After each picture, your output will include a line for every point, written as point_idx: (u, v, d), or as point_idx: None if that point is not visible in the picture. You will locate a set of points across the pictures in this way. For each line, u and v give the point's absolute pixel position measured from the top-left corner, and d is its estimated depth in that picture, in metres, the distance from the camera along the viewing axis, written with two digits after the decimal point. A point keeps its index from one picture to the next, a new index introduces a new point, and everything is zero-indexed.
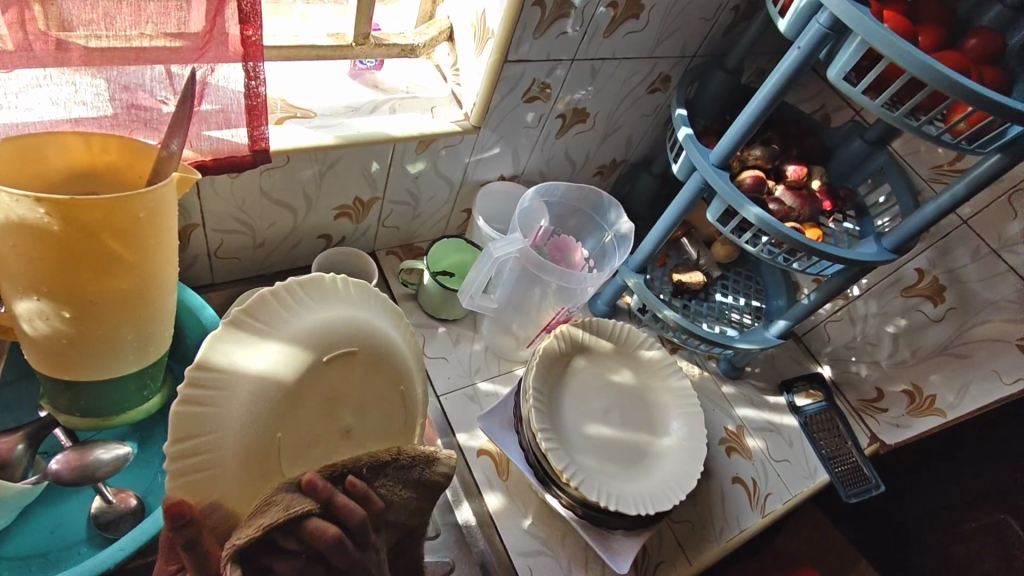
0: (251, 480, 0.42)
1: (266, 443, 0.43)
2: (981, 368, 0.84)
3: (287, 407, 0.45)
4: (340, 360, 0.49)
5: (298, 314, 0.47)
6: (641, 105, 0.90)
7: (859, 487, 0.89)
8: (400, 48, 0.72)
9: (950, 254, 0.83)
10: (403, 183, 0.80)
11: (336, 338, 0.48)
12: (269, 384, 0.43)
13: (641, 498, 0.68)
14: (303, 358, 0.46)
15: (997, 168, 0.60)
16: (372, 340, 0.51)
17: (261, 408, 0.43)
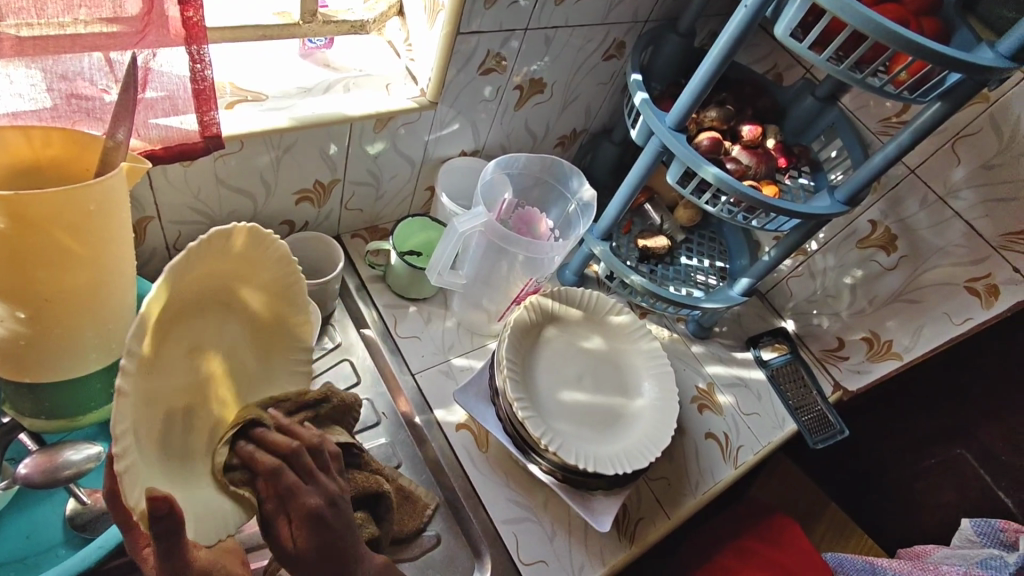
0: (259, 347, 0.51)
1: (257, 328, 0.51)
2: (933, 311, 0.87)
3: (238, 319, 0.49)
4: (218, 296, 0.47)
5: (247, 257, 0.46)
6: (598, 72, 0.90)
7: (825, 434, 0.94)
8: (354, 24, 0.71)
9: (900, 204, 0.86)
10: (363, 163, 0.79)
11: (220, 278, 0.46)
12: (257, 294, 0.49)
13: (617, 458, 0.70)
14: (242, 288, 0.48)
15: (938, 116, 0.62)
16: (174, 306, 0.43)
17: (271, 301, 0.51)
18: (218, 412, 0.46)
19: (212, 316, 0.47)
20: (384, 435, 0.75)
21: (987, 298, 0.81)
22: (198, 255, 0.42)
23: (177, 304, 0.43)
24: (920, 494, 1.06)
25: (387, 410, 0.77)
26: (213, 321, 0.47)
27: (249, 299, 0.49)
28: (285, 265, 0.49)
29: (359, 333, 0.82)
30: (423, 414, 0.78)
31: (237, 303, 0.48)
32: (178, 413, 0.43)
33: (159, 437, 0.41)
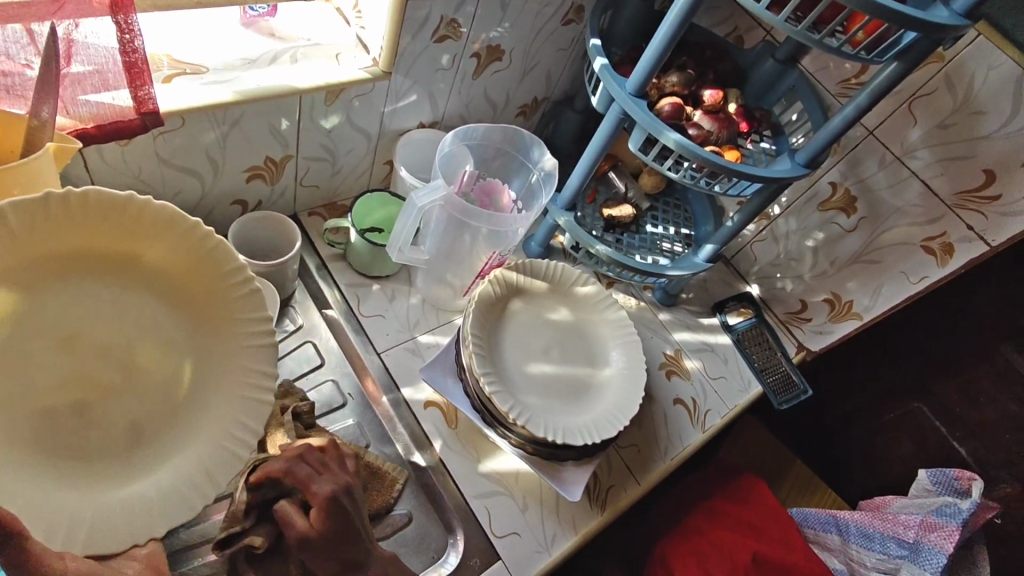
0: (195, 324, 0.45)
1: (182, 301, 0.45)
2: (891, 271, 0.89)
3: (148, 289, 0.44)
4: (105, 268, 0.43)
5: (105, 220, 0.41)
6: (558, 37, 0.88)
7: (790, 394, 0.97)
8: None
9: (859, 166, 0.86)
10: (317, 137, 0.76)
11: (88, 248, 0.42)
12: (159, 255, 0.44)
13: (586, 428, 0.70)
14: (136, 256, 0.43)
15: (895, 77, 0.62)
16: (32, 279, 0.41)
17: (178, 265, 0.44)
18: (131, 398, 0.43)
19: (105, 293, 0.43)
20: (352, 415, 0.74)
21: (942, 256, 0.83)
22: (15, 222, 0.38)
23: (43, 285, 0.41)
24: (881, 446, 1.10)
25: (353, 391, 0.76)
26: (111, 297, 0.43)
27: (148, 264, 0.44)
28: (173, 224, 0.43)
29: (322, 314, 0.80)
30: (390, 393, 0.77)
31: (139, 275, 0.44)
32: (78, 406, 0.42)
33: (38, 438, 0.40)
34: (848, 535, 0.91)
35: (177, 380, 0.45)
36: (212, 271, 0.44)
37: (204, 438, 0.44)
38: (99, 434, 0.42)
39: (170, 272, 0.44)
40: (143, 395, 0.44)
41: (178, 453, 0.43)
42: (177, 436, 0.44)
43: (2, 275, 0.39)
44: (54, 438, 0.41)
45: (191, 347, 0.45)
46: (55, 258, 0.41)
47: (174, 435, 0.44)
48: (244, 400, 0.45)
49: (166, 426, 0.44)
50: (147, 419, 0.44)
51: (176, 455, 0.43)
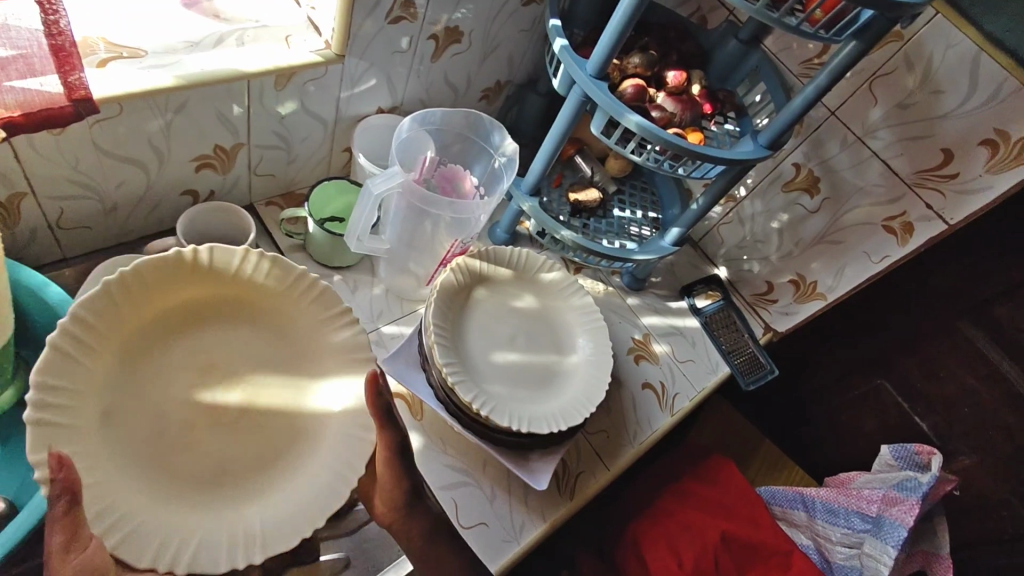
0: (299, 369, 0.50)
1: (291, 351, 0.50)
2: (854, 251, 0.89)
3: (263, 339, 0.50)
4: (221, 319, 0.49)
5: (228, 275, 0.48)
6: (519, 18, 0.85)
7: (756, 375, 0.98)
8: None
9: (822, 146, 0.86)
10: (269, 124, 0.73)
11: (211, 300, 0.48)
12: (275, 308, 0.50)
13: (552, 416, 0.69)
14: (251, 309, 0.49)
15: (854, 55, 0.62)
16: (162, 326, 0.47)
17: (289, 315, 0.50)
18: (241, 439, 0.46)
19: (225, 342, 0.48)
20: None
21: (903, 235, 0.83)
22: (155, 272, 0.46)
23: (170, 335, 0.47)
24: (845, 422, 1.13)
25: None
26: (226, 345, 0.48)
27: (263, 319, 0.50)
28: (282, 275, 0.49)
29: None
30: None
31: (253, 325, 0.49)
32: (191, 430, 0.46)
33: (166, 468, 0.44)
34: (814, 510, 0.93)
35: (288, 419, 0.48)
36: (316, 316, 0.50)
37: (293, 494, 0.45)
38: (206, 467, 0.45)
39: (280, 322, 0.50)
40: (253, 437, 0.47)
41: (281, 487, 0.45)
42: (272, 487, 0.46)
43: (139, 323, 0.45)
44: (180, 471, 0.44)
45: (297, 394, 0.49)
46: (185, 310, 0.48)
47: (281, 472, 0.46)
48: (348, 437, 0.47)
49: (266, 476, 0.46)
50: (251, 459, 0.46)
51: (267, 504, 0.45)
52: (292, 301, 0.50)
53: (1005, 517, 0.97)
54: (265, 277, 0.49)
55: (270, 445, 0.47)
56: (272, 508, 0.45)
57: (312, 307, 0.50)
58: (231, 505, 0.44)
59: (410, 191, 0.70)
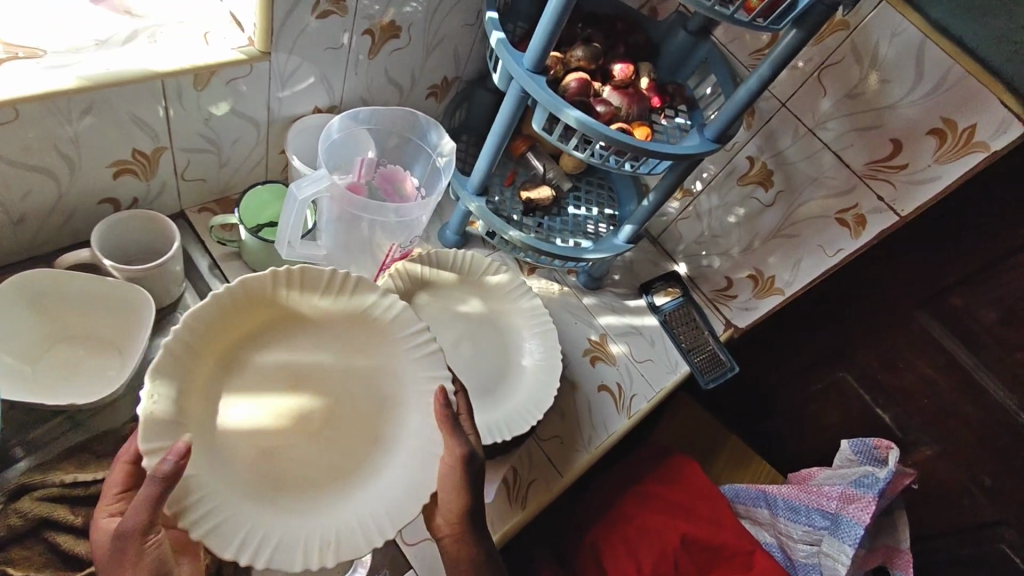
0: (370, 388, 0.54)
1: (361, 367, 0.54)
2: (809, 244, 0.88)
3: (336, 356, 0.54)
4: (302, 334, 0.54)
5: (313, 294, 0.53)
6: (461, 11, 0.82)
7: (716, 372, 0.96)
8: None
9: (774, 139, 0.85)
10: (193, 127, 0.69)
11: (298, 317, 0.53)
12: (355, 327, 0.54)
13: (494, 427, 0.67)
14: (331, 327, 0.54)
15: (795, 44, 0.59)
16: (251, 341, 0.52)
17: (363, 332, 0.54)
18: (319, 445, 0.52)
19: (307, 356, 0.54)
20: None
21: (855, 228, 0.82)
22: (253, 287, 0.51)
23: (258, 348, 0.52)
24: (810, 415, 1.12)
25: None
26: (307, 358, 0.53)
27: (339, 337, 0.54)
28: (362, 296, 0.54)
29: None
30: None
31: (331, 342, 0.54)
32: (282, 435, 0.51)
33: (256, 468, 0.49)
34: (777, 508, 0.92)
35: (361, 429, 0.53)
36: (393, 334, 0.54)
37: (368, 500, 0.50)
38: (293, 471, 0.50)
39: (353, 340, 0.54)
40: (331, 445, 0.52)
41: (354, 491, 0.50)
42: (350, 495, 0.51)
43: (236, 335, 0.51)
44: (268, 471, 0.49)
45: (371, 408, 0.54)
46: (273, 326, 0.53)
47: (354, 475, 0.51)
48: (415, 450, 0.52)
49: (347, 483, 0.51)
50: (328, 461, 0.51)
51: (346, 509, 0.50)
52: (370, 320, 0.54)
53: (962, 510, 0.98)
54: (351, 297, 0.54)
55: (345, 452, 0.52)
56: (348, 513, 0.49)
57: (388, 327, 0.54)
58: (312, 507, 0.49)
59: (341, 195, 0.66)
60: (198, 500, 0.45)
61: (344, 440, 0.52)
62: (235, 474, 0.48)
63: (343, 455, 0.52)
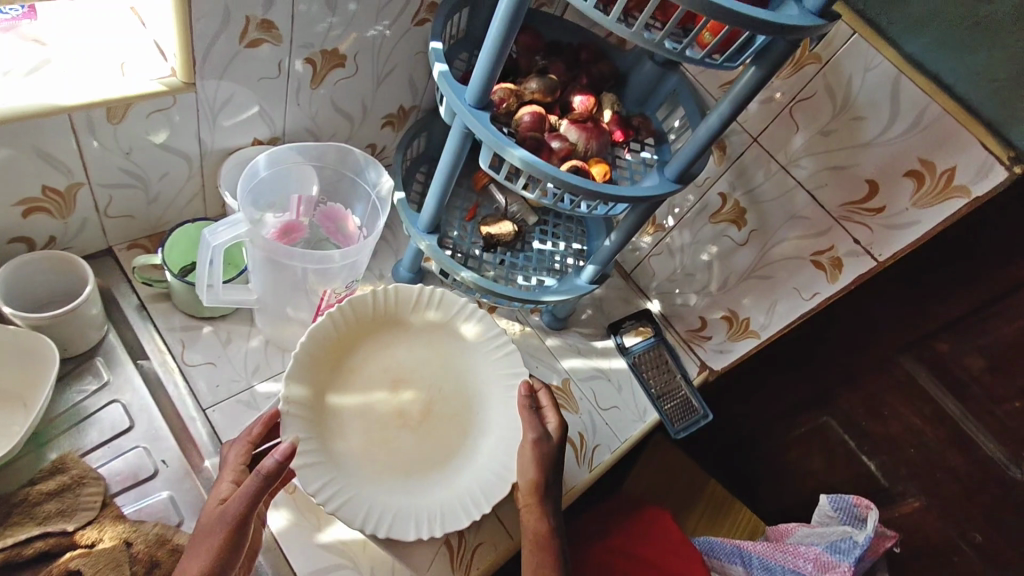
0: (460, 385, 0.70)
1: (446, 365, 0.70)
2: (784, 287, 0.82)
3: (427, 358, 0.70)
4: (401, 338, 0.70)
5: (407, 307, 0.70)
6: (413, 39, 0.77)
7: (688, 421, 0.90)
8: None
9: (745, 175, 0.80)
10: (113, 161, 0.64)
11: (395, 324, 0.70)
12: (442, 330, 0.71)
13: (463, 502, 0.64)
14: (423, 332, 0.71)
15: (755, 83, 0.54)
16: (359, 346, 0.68)
17: (447, 335, 0.71)
18: (421, 437, 0.67)
19: (404, 357, 0.69)
20: (167, 486, 0.64)
21: (831, 271, 0.76)
22: (361, 305, 0.68)
23: (367, 350, 0.68)
24: (793, 460, 1.06)
25: (169, 458, 0.65)
26: (405, 360, 0.69)
27: (427, 337, 0.71)
28: (447, 308, 0.71)
29: (136, 368, 0.69)
30: (215, 458, 0.66)
31: (425, 348, 0.70)
32: (390, 430, 0.66)
33: (377, 449, 0.65)
34: (752, 567, 0.84)
35: (451, 423, 0.68)
36: (475, 338, 0.71)
37: (461, 483, 0.65)
38: (399, 460, 0.65)
39: (441, 343, 0.71)
40: (430, 439, 0.67)
41: (453, 475, 0.66)
42: (451, 476, 0.66)
43: (351, 340, 0.67)
44: (384, 450, 0.65)
45: (456, 406, 0.69)
46: (377, 333, 0.69)
47: (453, 463, 0.67)
48: (500, 439, 0.68)
49: (447, 469, 0.66)
50: (430, 454, 0.66)
51: (447, 491, 0.65)
52: (452, 327, 0.71)
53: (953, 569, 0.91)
54: (436, 310, 0.71)
55: (439, 445, 0.67)
56: (448, 495, 0.65)
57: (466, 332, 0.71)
58: (418, 490, 0.64)
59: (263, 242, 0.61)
60: (319, 486, 0.60)
61: (438, 435, 0.67)
62: (359, 456, 0.64)
63: (439, 449, 0.67)
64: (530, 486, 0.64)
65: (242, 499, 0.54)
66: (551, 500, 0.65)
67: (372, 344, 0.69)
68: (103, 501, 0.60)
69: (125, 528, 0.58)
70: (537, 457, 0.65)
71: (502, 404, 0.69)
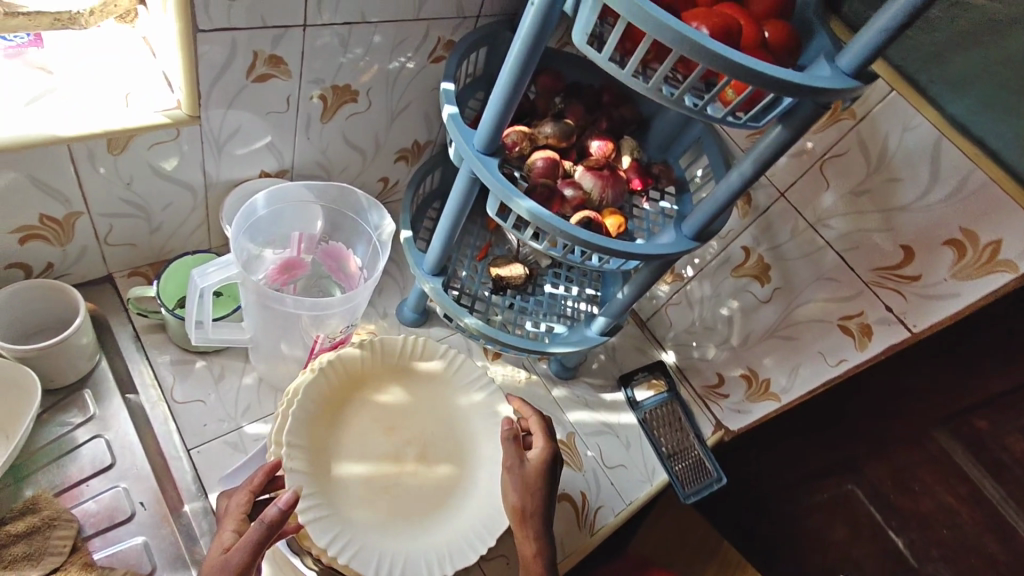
0: (449, 425, 0.66)
1: (433, 408, 0.66)
2: (808, 350, 0.77)
3: (413, 402, 0.66)
4: (388, 386, 0.66)
5: (390, 353, 0.66)
6: (429, 76, 0.75)
7: (699, 484, 0.83)
8: (98, 6, 0.53)
9: (770, 230, 0.76)
10: (113, 191, 0.63)
11: (380, 373, 0.66)
12: (427, 372, 0.67)
13: (467, 539, 0.60)
14: (409, 376, 0.67)
15: (780, 143, 0.51)
16: (346, 400, 0.63)
17: (432, 377, 0.67)
18: (420, 480, 0.63)
19: (392, 403, 0.65)
20: (141, 531, 0.61)
21: (860, 339, 0.71)
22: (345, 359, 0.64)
23: (353, 401, 0.64)
24: (813, 530, 0.99)
25: (147, 500, 0.63)
26: (393, 409, 0.65)
27: (412, 379, 0.67)
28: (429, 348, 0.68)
29: (123, 401, 0.67)
30: (195, 503, 0.64)
31: (411, 393, 0.66)
32: (386, 480, 0.62)
33: (374, 503, 0.60)
34: None
35: (444, 464, 0.64)
36: (458, 376, 0.68)
37: (464, 519, 0.62)
38: (399, 506, 0.61)
39: (428, 382, 0.67)
40: (428, 487, 0.63)
41: (454, 513, 0.62)
42: (451, 515, 0.62)
43: (337, 396, 0.63)
44: (381, 504, 0.60)
45: (446, 446, 0.65)
46: (361, 385, 0.65)
47: (454, 502, 0.63)
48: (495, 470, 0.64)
49: (445, 509, 0.62)
50: (429, 502, 0.62)
51: (448, 530, 0.61)
52: (436, 369, 0.68)
53: None
54: (417, 354, 0.67)
55: (437, 488, 0.63)
56: (451, 534, 0.61)
57: (451, 372, 0.68)
58: (423, 534, 0.60)
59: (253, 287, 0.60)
60: (329, 539, 0.55)
61: (432, 478, 0.63)
62: (360, 510, 0.59)
63: (437, 492, 0.63)
64: (515, 513, 0.60)
65: (244, 549, 0.49)
66: (544, 523, 0.60)
67: (358, 395, 0.64)
68: (73, 546, 0.58)
69: None
70: (519, 482, 0.60)
71: (490, 436, 0.66)
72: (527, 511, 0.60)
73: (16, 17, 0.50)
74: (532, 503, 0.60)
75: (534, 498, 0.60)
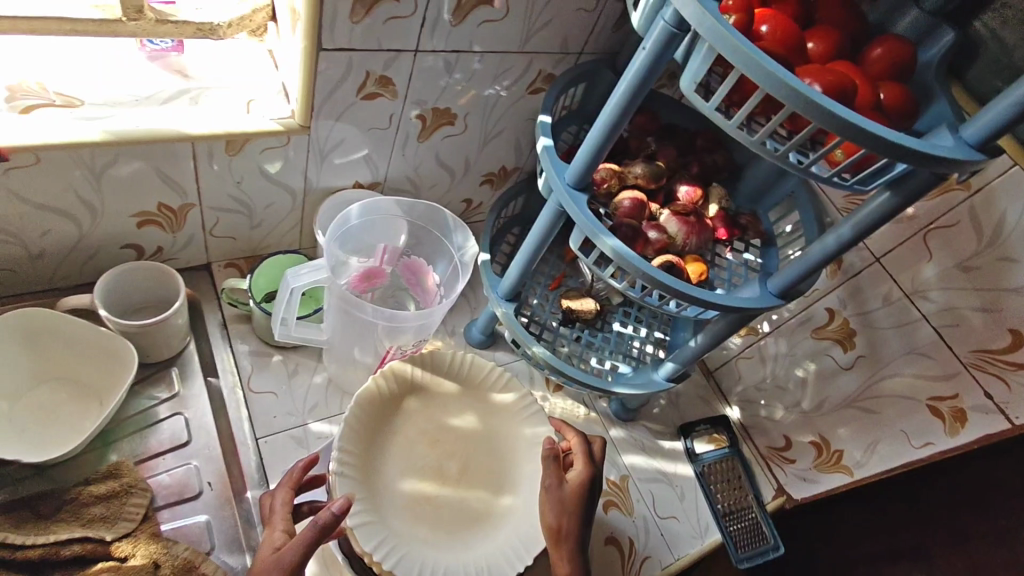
0: (492, 441, 0.66)
1: (479, 423, 0.66)
2: (890, 426, 0.73)
3: (459, 418, 0.66)
4: (437, 400, 0.66)
5: (439, 367, 0.67)
6: (525, 106, 0.77)
7: (755, 549, 0.79)
8: (237, 19, 0.58)
9: (860, 295, 0.72)
10: (223, 187, 0.68)
11: (429, 387, 0.67)
12: (475, 387, 0.68)
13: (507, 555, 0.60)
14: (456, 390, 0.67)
15: (885, 210, 0.49)
16: (395, 412, 0.64)
17: (479, 393, 0.68)
18: (464, 498, 0.62)
19: (439, 418, 0.66)
20: (205, 510, 0.64)
21: (951, 424, 0.66)
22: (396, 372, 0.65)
23: (402, 413, 0.65)
24: None
25: (214, 481, 0.66)
26: (440, 423, 0.65)
27: (460, 394, 0.67)
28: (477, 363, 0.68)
29: (203, 384, 0.71)
30: (257, 490, 0.67)
31: (457, 407, 0.67)
32: (429, 494, 0.62)
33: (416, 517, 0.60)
34: None
35: (486, 481, 0.64)
36: (504, 395, 0.68)
37: (505, 538, 0.61)
38: (443, 517, 0.61)
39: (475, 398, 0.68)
40: (469, 505, 0.62)
41: (495, 530, 0.61)
42: (492, 532, 0.61)
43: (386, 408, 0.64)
44: (423, 518, 0.60)
45: (488, 462, 0.65)
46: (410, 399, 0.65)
47: (495, 519, 0.62)
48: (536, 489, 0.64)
49: (487, 525, 0.62)
50: (470, 519, 0.61)
51: (489, 547, 0.60)
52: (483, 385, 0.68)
53: None
54: (466, 370, 0.68)
55: (478, 505, 0.62)
56: (491, 550, 0.60)
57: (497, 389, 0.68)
58: (464, 547, 0.60)
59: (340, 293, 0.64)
60: (374, 546, 0.56)
61: (474, 494, 0.63)
62: (403, 520, 0.59)
63: (479, 509, 0.62)
64: (550, 533, 0.59)
65: (296, 548, 0.51)
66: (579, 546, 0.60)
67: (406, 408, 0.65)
68: (144, 514, 0.61)
69: (156, 548, 0.59)
70: (557, 503, 0.60)
71: (532, 456, 0.65)
72: (563, 534, 0.59)
73: (166, 25, 0.54)
74: (569, 526, 0.60)
75: (570, 520, 0.60)
